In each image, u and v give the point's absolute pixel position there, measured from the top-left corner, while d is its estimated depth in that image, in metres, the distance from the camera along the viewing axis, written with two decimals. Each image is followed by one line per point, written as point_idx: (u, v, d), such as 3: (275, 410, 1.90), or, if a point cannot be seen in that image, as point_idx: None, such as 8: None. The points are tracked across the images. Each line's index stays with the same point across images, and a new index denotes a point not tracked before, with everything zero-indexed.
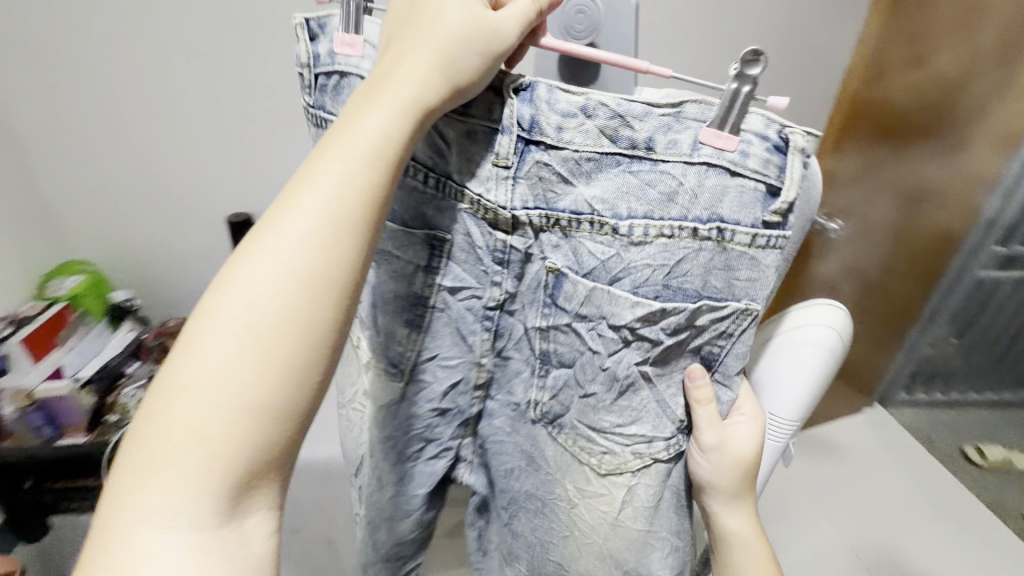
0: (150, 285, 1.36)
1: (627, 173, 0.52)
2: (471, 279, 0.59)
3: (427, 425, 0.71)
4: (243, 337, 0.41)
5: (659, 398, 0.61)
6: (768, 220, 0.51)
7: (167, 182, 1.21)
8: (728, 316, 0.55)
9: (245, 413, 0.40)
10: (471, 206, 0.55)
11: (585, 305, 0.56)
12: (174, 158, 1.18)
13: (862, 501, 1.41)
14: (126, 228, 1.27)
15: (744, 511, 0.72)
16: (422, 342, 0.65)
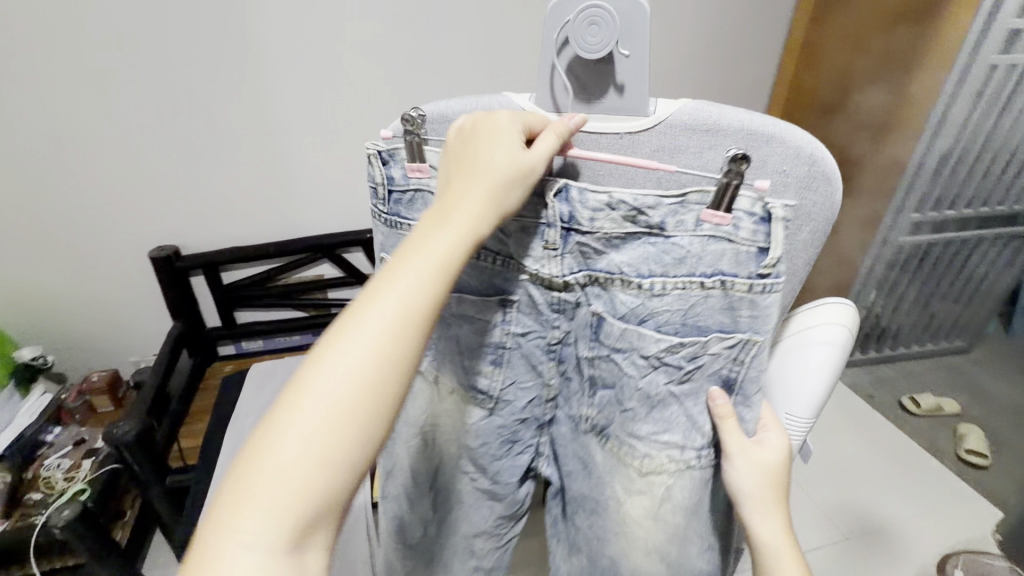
0: (140, 323, 1.42)
1: (647, 244, 0.50)
2: (535, 324, 0.58)
3: (508, 432, 0.64)
4: (366, 372, 0.39)
5: (696, 421, 0.54)
6: (761, 272, 0.47)
7: (218, 207, 1.32)
8: (733, 345, 0.50)
9: (346, 441, 0.38)
10: (531, 277, 0.55)
11: (620, 339, 0.53)
12: (223, 189, 1.30)
13: (870, 502, 1.40)
14: (77, 283, 1.33)
15: (790, 558, 0.54)
16: (504, 375, 0.61)
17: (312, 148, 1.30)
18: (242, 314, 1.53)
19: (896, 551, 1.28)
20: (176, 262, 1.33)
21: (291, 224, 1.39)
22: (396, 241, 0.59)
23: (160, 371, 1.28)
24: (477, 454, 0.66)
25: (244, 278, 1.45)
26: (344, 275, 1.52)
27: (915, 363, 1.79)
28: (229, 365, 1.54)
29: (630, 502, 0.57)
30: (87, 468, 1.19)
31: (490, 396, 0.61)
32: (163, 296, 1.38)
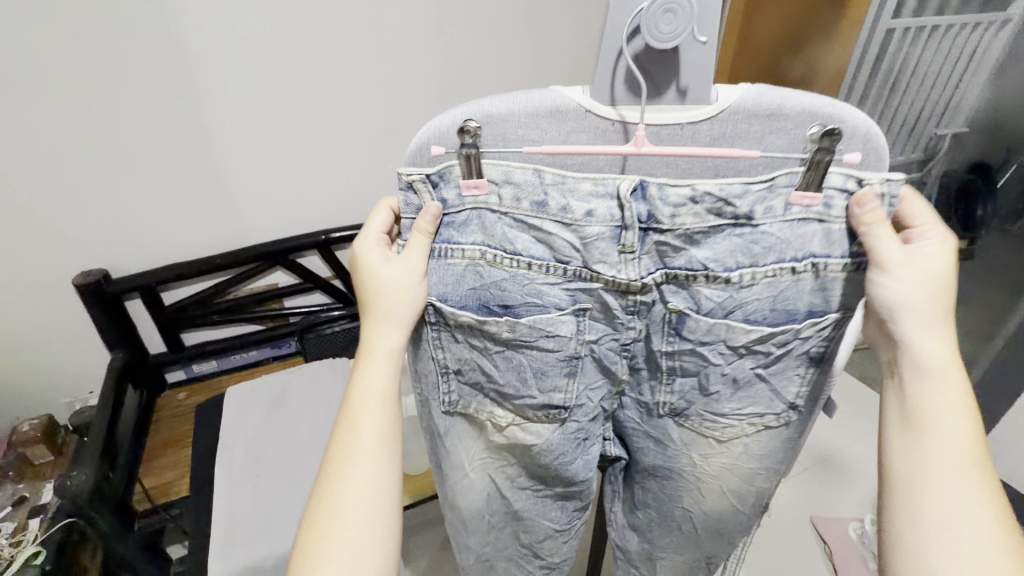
0: (69, 361, 1.28)
1: (734, 236, 0.50)
2: (604, 327, 0.56)
3: (578, 442, 0.63)
4: (367, 464, 0.54)
5: (781, 393, 0.57)
6: (855, 251, 0.50)
7: (149, 227, 1.22)
8: (826, 326, 0.53)
9: (374, 515, 0.53)
10: (605, 283, 0.52)
11: (707, 334, 0.53)
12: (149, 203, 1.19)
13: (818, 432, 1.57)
14: None
15: (947, 373, 0.51)
16: (577, 385, 0.58)
17: (246, 151, 1.22)
18: (190, 336, 1.42)
19: (844, 477, 1.45)
20: (106, 288, 1.20)
21: (234, 234, 1.31)
22: (443, 271, 0.54)
23: (106, 414, 1.14)
24: (551, 468, 0.65)
25: (186, 297, 1.33)
26: (300, 282, 1.44)
27: None
28: (183, 391, 1.42)
29: (711, 466, 0.63)
30: (35, 529, 1.08)
31: (566, 409, 0.59)
32: (95, 325, 1.24)
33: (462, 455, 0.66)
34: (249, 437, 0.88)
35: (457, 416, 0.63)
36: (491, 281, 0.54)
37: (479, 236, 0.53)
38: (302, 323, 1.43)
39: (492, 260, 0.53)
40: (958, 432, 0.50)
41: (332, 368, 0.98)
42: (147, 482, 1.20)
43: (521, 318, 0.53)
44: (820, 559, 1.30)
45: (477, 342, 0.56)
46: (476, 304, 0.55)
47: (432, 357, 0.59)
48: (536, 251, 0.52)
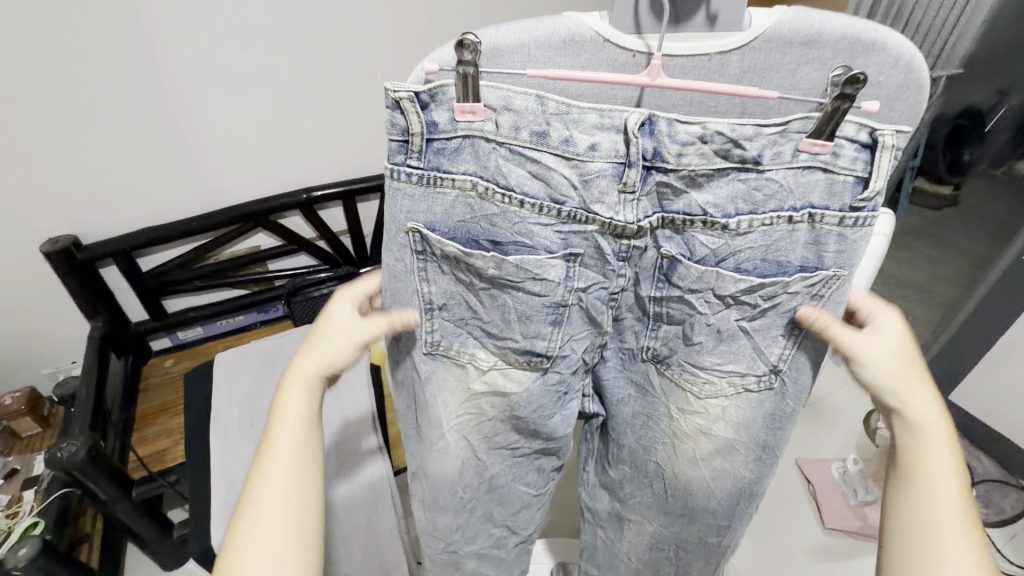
0: (46, 331, 1.24)
1: (738, 181, 0.47)
2: (596, 275, 0.53)
3: (558, 394, 0.62)
4: (289, 482, 0.52)
5: (764, 354, 0.55)
6: (856, 204, 0.47)
7: (117, 187, 1.15)
8: (815, 283, 0.50)
9: (298, 538, 0.50)
10: (601, 227, 0.49)
11: (696, 282, 0.51)
12: (116, 162, 1.12)
13: None
14: None
15: (935, 435, 0.54)
16: (562, 334, 0.56)
17: (216, 103, 1.14)
18: (172, 303, 1.38)
19: (826, 421, 1.52)
20: (78, 255, 1.15)
21: (209, 193, 1.25)
22: (432, 201, 0.49)
23: (92, 384, 1.11)
24: (531, 421, 0.63)
25: (165, 263, 1.29)
26: (284, 243, 1.39)
27: None
28: (170, 358, 1.39)
29: (686, 423, 0.60)
30: (32, 501, 1.07)
31: (548, 357, 0.57)
32: (70, 294, 1.19)
33: (442, 418, 0.62)
34: (239, 404, 0.84)
35: (437, 359, 0.59)
36: (483, 215, 0.49)
37: (472, 166, 0.48)
38: (289, 285, 1.38)
39: (484, 193, 0.48)
40: (949, 484, 0.52)
41: None
42: (142, 451, 1.19)
43: (509, 256, 0.50)
44: (804, 498, 1.37)
45: (465, 278, 0.53)
46: (466, 239, 0.51)
47: (416, 289, 0.54)
48: (532, 188, 0.48)
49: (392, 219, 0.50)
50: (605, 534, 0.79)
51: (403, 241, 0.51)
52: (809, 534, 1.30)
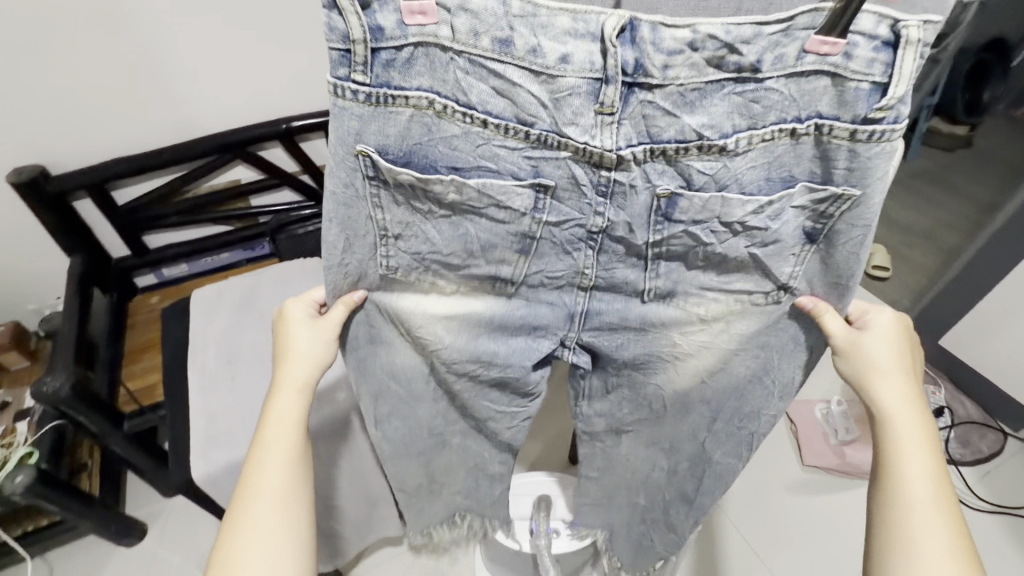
0: (27, 266, 1.22)
1: (734, 94, 0.42)
2: (573, 211, 0.49)
3: (532, 318, 0.58)
4: (280, 482, 0.54)
5: (772, 273, 0.52)
6: (871, 115, 0.41)
7: (82, 115, 1.09)
8: (822, 200, 0.46)
9: (292, 530, 0.53)
10: (575, 155, 0.45)
11: (700, 213, 0.47)
12: (77, 86, 1.06)
13: None
14: None
15: (914, 419, 0.54)
16: (530, 263, 0.53)
17: (178, 18, 1.05)
18: (152, 239, 1.34)
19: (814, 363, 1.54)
20: (45, 186, 1.10)
21: (181, 122, 1.18)
22: (385, 122, 0.44)
23: (75, 319, 1.10)
24: (502, 346, 0.61)
25: (141, 196, 1.24)
26: (265, 177, 1.34)
27: None
28: (157, 294, 1.37)
29: (690, 343, 0.58)
30: (24, 431, 1.08)
31: (514, 282, 0.54)
32: (46, 228, 1.16)
33: (416, 326, 0.59)
34: (219, 342, 0.79)
35: (394, 284, 0.56)
36: (441, 137, 0.45)
37: (426, 79, 0.43)
38: (274, 222, 1.34)
39: (443, 112, 0.44)
40: (925, 472, 0.52)
41: (302, 267, 0.88)
42: (132, 386, 1.21)
43: (470, 180, 0.46)
44: (787, 437, 1.41)
45: (420, 206, 0.49)
46: (422, 164, 0.46)
47: (370, 215, 0.50)
48: (496, 107, 0.43)
49: (340, 140, 0.45)
50: (601, 443, 0.76)
51: (352, 165, 0.46)
52: (788, 470, 1.34)
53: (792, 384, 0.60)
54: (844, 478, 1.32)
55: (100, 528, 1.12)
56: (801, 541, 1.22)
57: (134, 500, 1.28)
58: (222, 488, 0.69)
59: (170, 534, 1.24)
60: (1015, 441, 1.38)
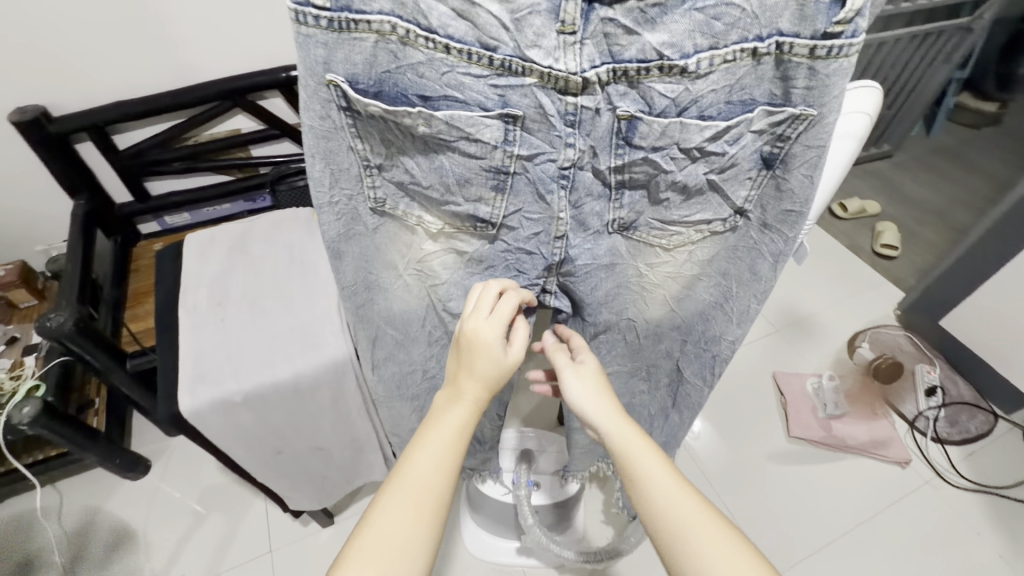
0: (33, 209, 1.25)
1: (695, 11, 0.40)
2: (543, 144, 0.47)
3: (506, 257, 0.57)
4: (439, 457, 0.51)
5: (730, 199, 0.50)
6: (829, 30, 0.39)
7: (77, 58, 1.08)
8: (780, 122, 0.44)
9: (429, 510, 0.49)
10: (540, 81, 0.43)
11: (660, 139, 0.45)
12: (72, 28, 1.04)
13: (795, 300, 1.61)
14: None
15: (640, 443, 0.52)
16: (507, 202, 0.51)
17: None
18: (154, 185, 1.35)
19: (810, 337, 1.54)
20: (48, 127, 1.11)
21: (179, 67, 1.17)
22: (349, 49, 0.41)
23: (78, 260, 1.12)
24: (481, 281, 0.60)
25: (143, 141, 1.24)
26: (266, 127, 1.33)
27: (867, 164, 1.85)
28: (160, 242, 1.39)
29: (656, 276, 0.59)
30: (32, 365, 1.13)
31: (493, 223, 0.53)
32: (49, 170, 1.18)
33: (393, 256, 0.59)
34: (210, 281, 0.80)
35: (384, 217, 0.54)
36: (408, 65, 0.42)
37: (387, 3, 0.40)
38: (274, 174, 1.34)
39: (407, 38, 0.41)
40: (662, 482, 0.50)
41: (295, 218, 0.88)
42: (135, 327, 1.23)
43: (438, 112, 0.44)
44: (775, 407, 1.43)
45: (395, 138, 0.47)
46: (393, 94, 0.44)
47: (350, 147, 0.48)
48: (457, 31, 0.41)
49: (308, 70, 0.42)
50: None
51: (325, 96, 0.44)
52: (774, 440, 1.37)
53: (749, 313, 0.59)
54: (829, 451, 1.34)
55: (105, 460, 1.18)
56: (781, 507, 1.26)
57: (138, 438, 1.34)
58: (209, 423, 0.71)
59: (173, 471, 1.30)
60: (1005, 423, 1.37)
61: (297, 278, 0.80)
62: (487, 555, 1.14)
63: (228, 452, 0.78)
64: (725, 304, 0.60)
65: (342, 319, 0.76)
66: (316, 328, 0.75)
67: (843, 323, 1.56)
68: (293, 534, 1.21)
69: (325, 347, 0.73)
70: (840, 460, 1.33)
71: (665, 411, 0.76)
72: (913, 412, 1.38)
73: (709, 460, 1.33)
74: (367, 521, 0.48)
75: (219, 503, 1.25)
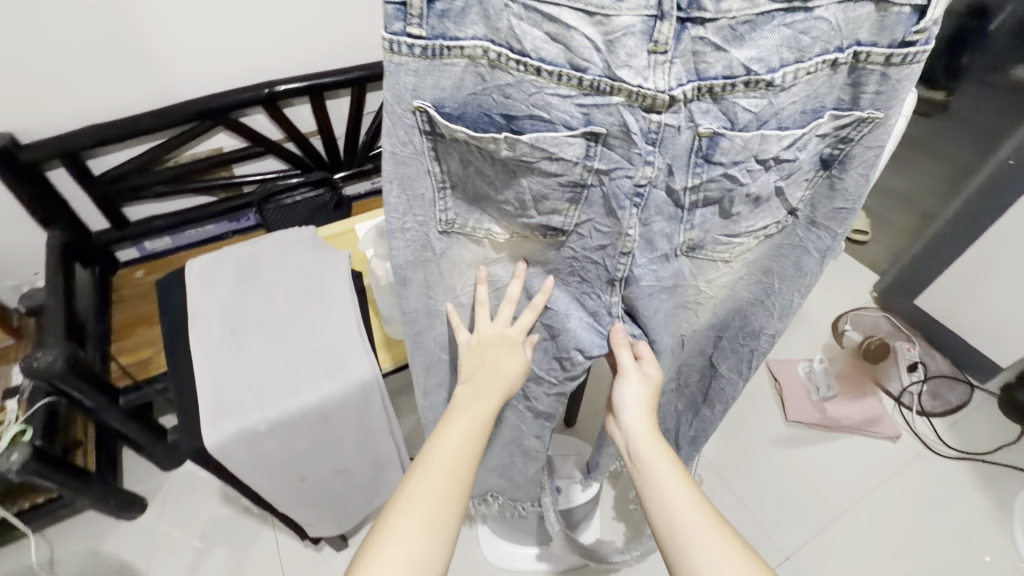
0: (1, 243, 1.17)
1: (784, 26, 0.40)
2: (622, 160, 0.45)
3: (573, 268, 0.57)
4: (468, 443, 0.53)
5: (787, 201, 0.52)
6: (908, 39, 0.41)
7: (49, 81, 1.03)
8: (845, 125, 0.46)
9: (457, 498, 0.49)
10: (627, 100, 0.41)
11: (740, 154, 0.45)
12: (42, 51, 0.99)
13: None
14: None
15: (662, 457, 0.53)
16: (580, 213, 0.50)
17: None
18: (132, 210, 1.29)
19: (798, 324, 1.60)
20: (19, 154, 1.04)
21: (158, 88, 1.12)
22: (439, 75, 0.41)
23: (59, 295, 1.06)
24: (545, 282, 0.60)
25: (122, 165, 1.19)
26: (250, 145, 1.30)
27: None
28: (140, 269, 1.33)
29: (712, 287, 0.60)
30: (14, 410, 1.02)
31: (564, 231, 0.52)
32: (19, 201, 1.11)
33: (460, 268, 0.58)
34: (219, 308, 0.77)
35: (452, 237, 0.54)
36: (496, 86, 0.42)
37: (481, 28, 0.39)
38: (260, 192, 1.34)
39: (496, 60, 0.40)
40: (680, 494, 0.50)
41: (300, 237, 0.86)
42: (123, 360, 1.17)
43: (523, 134, 0.43)
44: (771, 393, 1.48)
45: (474, 160, 0.46)
46: (477, 116, 0.43)
47: (427, 170, 0.47)
48: (549, 54, 0.40)
49: (396, 98, 0.42)
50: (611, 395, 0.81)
51: (409, 122, 0.43)
52: (773, 425, 1.41)
53: (791, 307, 0.61)
54: (824, 432, 1.40)
55: (99, 501, 1.12)
56: (785, 490, 1.30)
57: (132, 476, 1.28)
58: (235, 455, 0.68)
59: (172, 508, 1.24)
60: (982, 392, 1.46)
61: (312, 297, 0.78)
62: (507, 563, 1.14)
63: (250, 482, 0.75)
64: (767, 300, 0.61)
65: (364, 338, 0.75)
66: (337, 350, 0.73)
67: (826, 308, 1.63)
68: (306, 561, 1.17)
69: (351, 368, 0.72)
70: (836, 439, 1.39)
71: (694, 407, 0.78)
72: (899, 388, 1.45)
73: (708, 448, 1.37)
74: (394, 502, 0.48)
75: (224, 537, 1.20)
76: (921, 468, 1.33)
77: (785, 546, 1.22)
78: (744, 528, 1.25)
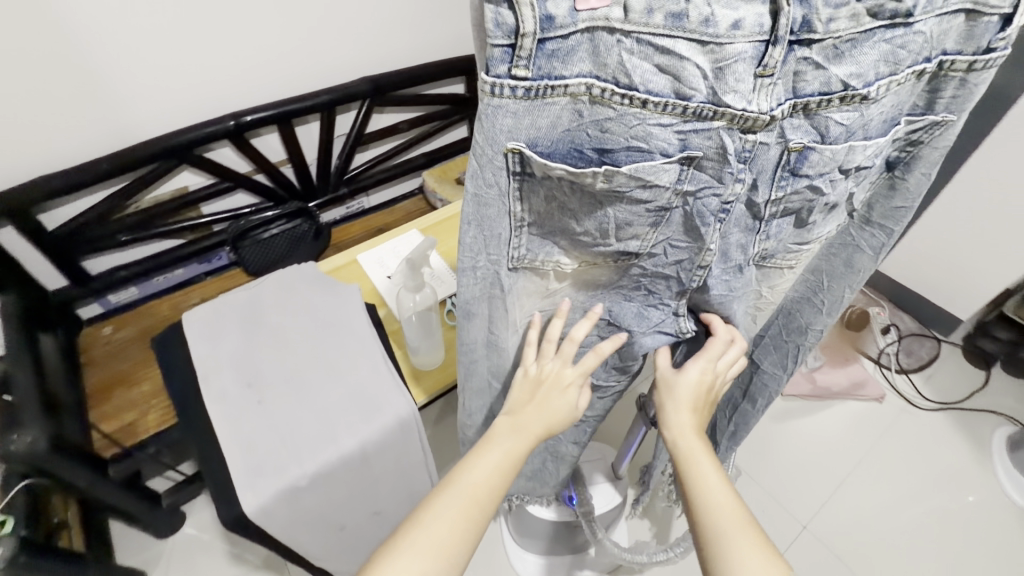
0: None
1: (884, 42, 0.40)
2: (710, 178, 0.44)
3: (637, 284, 0.58)
4: (498, 467, 0.53)
5: (853, 205, 0.55)
6: (992, 45, 0.43)
7: None
8: (918, 128, 0.49)
9: (474, 522, 0.50)
10: (728, 123, 0.40)
11: (826, 165, 0.46)
12: None
13: None
14: None
15: (705, 464, 0.55)
16: (657, 235, 0.50)
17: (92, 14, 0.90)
18: (93, 263, 1.19)
19: None
20: None
21: (112, 132, 1.04)
22: (539, 113, 0.39)
23: (28, 365, 0.97)
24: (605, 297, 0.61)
25: (78, 217, 1.09)
26: (218, 181, 1.23)
27: None
28: (109, 325, 1.23)
29: (773, 294, 0.64)
30: None
31: (638, 253, 0.52)
32: None
33: (525, 297, 0.57)
34: (232, 361, 0.72)
35: (520, 272, 0.53)
36: (592, 121, 0.40)
37: (587, 65, 0.38)
38: (233, 230, 1.27)
39: (599, 96, 0.39)
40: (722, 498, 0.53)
41: (304, 275, 0.82)
42: (106, 426, 1.07)
43: (622, 166, 0.42)
44: None
45: (561, 195, 0.46)
46: (567, 151, 0.42)
47: (508, 211, 0.46)
48: (656, 86, 0.38)
49: (487, 141, 0.41)
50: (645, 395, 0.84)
51: (498, 164, 0.42)
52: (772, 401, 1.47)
53: (840, 302, 0.65)
54: (818, 401, 1.47)
55: None
56: (791, 462, 1.36)
57: (127, 547, 1.18)
58: (274, 515, 0.65)
59: None
60: (948, 344, 1.58)
61: (331, 337, 0.74)
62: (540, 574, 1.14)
63: (288, 540, 0.71)
64: (815, 297, 0.66)
65: (395, 375, 0.72)
66: (368, 390, 0.70)
67: None
68: None
69: (388, 408, 0.69)
70: (829, 406, 1.46)
71: (734, 402, 0.81)
72: (878, 351, 1.55)
73: None
74: (419, 517, 0.50)
75: None
76: (908, 425, 1.42)
77: (800, 516, 1.27)
78: (759, 504, 1.29)
